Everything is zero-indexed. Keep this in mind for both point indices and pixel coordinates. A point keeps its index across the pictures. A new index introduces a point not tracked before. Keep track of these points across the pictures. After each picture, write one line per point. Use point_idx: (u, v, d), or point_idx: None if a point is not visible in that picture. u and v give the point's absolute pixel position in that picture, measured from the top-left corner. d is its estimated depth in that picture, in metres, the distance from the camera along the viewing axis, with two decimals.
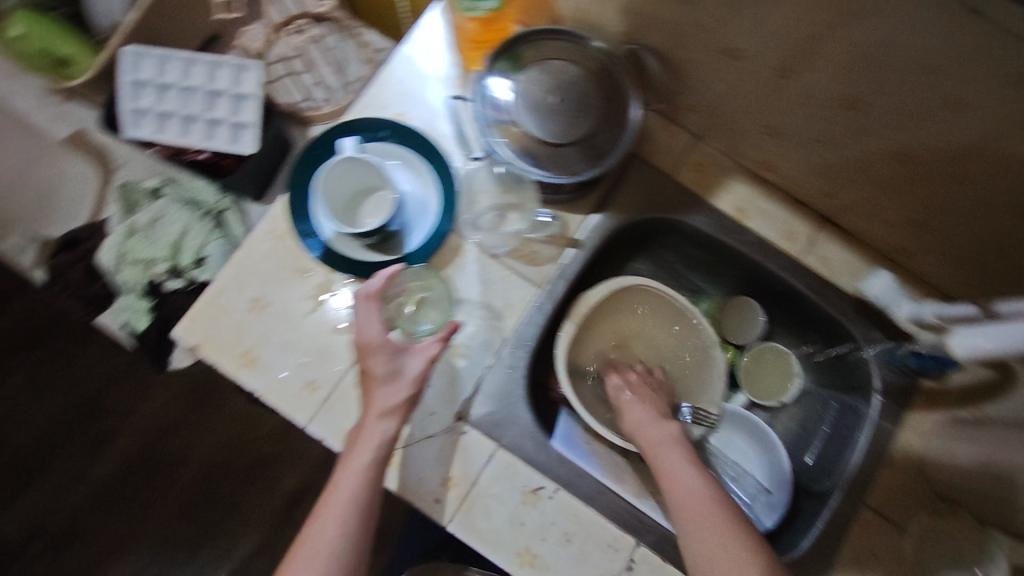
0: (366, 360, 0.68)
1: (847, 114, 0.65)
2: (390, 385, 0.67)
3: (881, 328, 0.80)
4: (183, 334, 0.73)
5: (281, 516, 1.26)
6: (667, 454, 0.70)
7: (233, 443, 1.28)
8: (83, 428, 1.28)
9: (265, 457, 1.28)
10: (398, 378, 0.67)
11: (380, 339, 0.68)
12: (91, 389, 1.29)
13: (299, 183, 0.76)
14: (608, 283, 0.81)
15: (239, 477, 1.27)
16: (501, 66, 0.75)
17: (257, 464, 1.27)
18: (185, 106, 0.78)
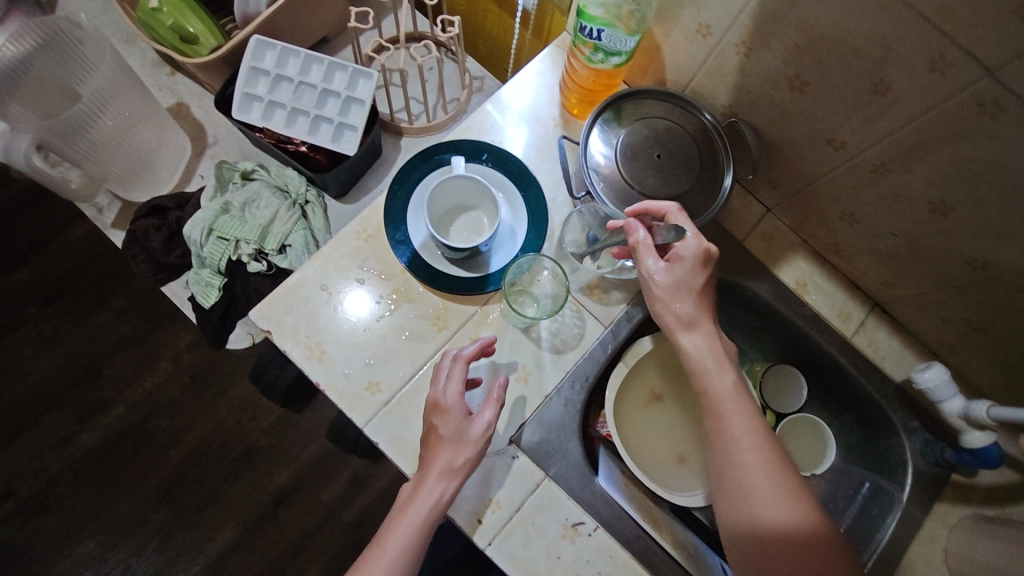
0: (436, 419, 0.65)
1: (933, 218, 0.64)
2: (456, 446, 0.64)
3: (920, 418, 0.79)
4: (259, 318, 0.71)
5: (264, 511, 1.34)
6: (716, 380, 0.63)
7: (229, 425, 1.37)
8: (98, 382, 1.36)
9: (257, 448, 1.37)
10: (464, 441, 0.64)
11: (455, 402, 0.65)
12: (113, 345, 1.37)
13: (396, 191, 0.75)
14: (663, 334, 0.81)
15: (230, 464, 1.35)
16: (606, 116, 0.75)
17: (247, 455, 1.36)
18: (297, 100, 0.80)
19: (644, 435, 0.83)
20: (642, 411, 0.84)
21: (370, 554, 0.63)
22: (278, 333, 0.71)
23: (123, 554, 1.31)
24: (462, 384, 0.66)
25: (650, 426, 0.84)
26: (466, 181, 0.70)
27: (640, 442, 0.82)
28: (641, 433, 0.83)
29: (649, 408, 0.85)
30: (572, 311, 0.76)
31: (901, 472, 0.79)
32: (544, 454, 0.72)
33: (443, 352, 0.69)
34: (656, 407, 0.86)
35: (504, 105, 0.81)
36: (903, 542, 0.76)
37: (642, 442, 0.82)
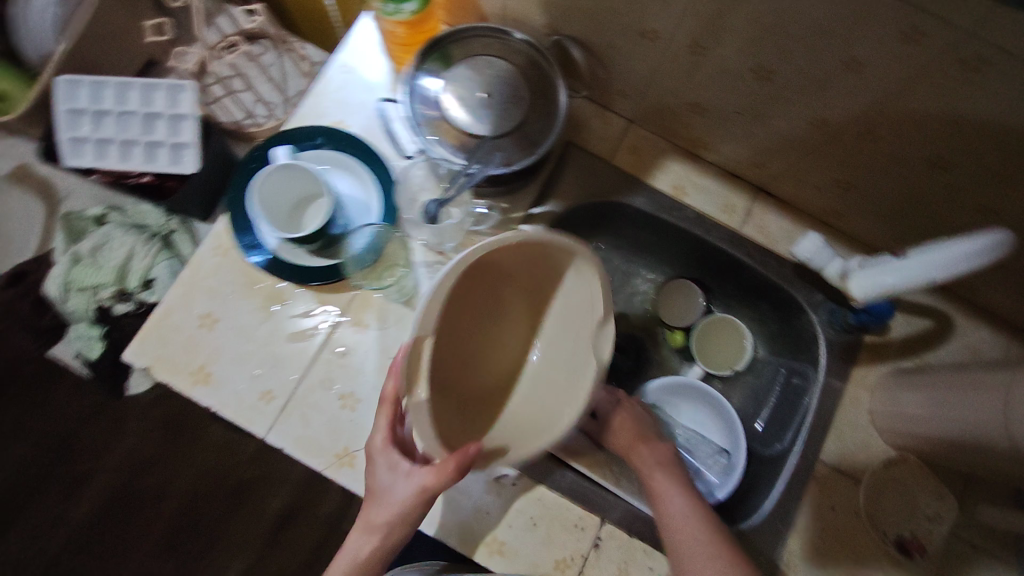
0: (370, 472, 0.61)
1: (760, 85, 0.62)
2: (382, 505, 0.59)
3: (822, 289, 0.77)
4: (135, 356, 0.71)
5: (268, 537, 1.43)
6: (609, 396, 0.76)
7: (216, 469, 1.46)
8: (65, 465, 1.46)
9: (245, 480, 1.46)
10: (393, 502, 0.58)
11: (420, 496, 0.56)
12: (69, 429, 1.46)
13: (238, 198, 0.72)
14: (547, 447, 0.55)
15: (222, 506, 1.45)
16: (429, 66, 0.72)
17: (238, 489, 1.45)
18: (122, 131, 0.77)
19: (491, 258, 0.57)
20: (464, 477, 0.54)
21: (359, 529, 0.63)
22: (158, 367, 0.71)
23: None
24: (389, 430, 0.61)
25: (499, 254, 0.57)
26: (298, 172, 0.67)
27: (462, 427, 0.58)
28: (491, 261, 0.58)
29: (549, 267, 0.60)
30: None
31: (816, 348, 0.79)
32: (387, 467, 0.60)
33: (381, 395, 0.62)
34: (529, 250, 0.58)
35: (340, 82, 0.79)
36: (828, 414, 0.76)
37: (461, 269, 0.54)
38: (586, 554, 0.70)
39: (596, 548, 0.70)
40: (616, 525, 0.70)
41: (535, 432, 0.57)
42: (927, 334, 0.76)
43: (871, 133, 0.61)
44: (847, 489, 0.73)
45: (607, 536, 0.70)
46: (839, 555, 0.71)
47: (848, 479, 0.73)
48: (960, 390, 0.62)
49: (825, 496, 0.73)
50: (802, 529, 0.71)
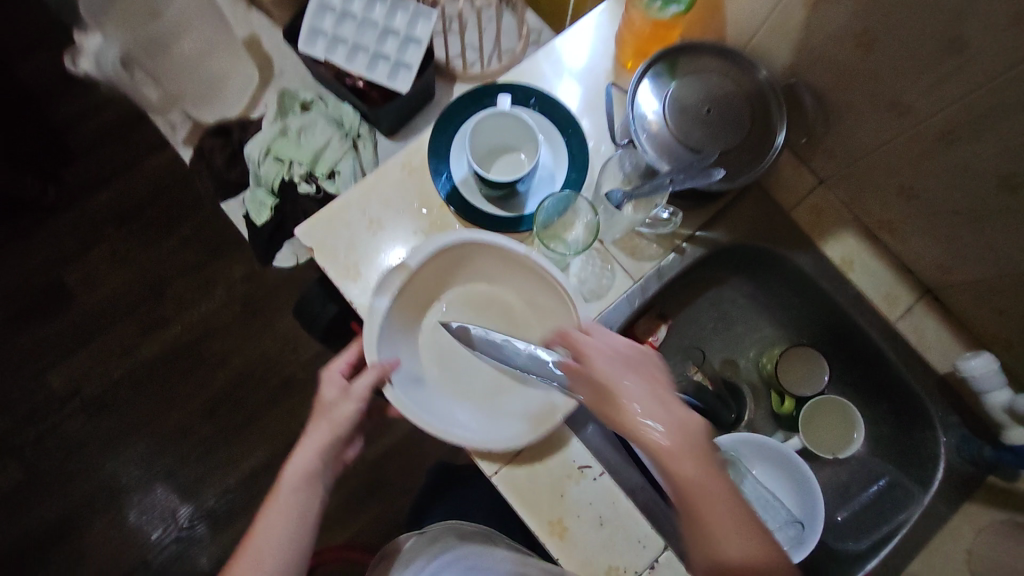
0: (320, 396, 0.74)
1: (999, 194, 0.60)
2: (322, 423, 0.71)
3: (960, 412, 0.74)
4: (304, 235, 0.75)
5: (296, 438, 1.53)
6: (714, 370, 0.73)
7: (275, 359, 1.56)
8: (151, 304, 1.58)
9: (296, 380, 1.56)
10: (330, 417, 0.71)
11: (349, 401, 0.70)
12: (167, 274, 1.59)
13: (444, 129, 0.76)
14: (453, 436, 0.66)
15: (268, 394, 1.55)
16: (659, 67, 0.72)
17: (287, 384, 1.55)
18: (357, 37, 0.82)
19: (469, 257, 0.73)
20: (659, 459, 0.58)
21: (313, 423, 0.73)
22: (320, 251, 0.75)
23: (174, 456, 1.54)
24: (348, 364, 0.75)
25: (467, 267, 0.74)
26: (515, 121, 0.71)
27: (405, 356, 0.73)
28: (475, 266, 0.74)
29: (535, 306, 0.75)
30: (600, 261, 0.77)
31: (930, 467, 0.76)
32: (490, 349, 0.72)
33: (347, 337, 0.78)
34: (517, 270, 0.73)
35: (559, 53, 0.79)
36: (919, 538, 0.73)
37: (438, 251, 0.70)
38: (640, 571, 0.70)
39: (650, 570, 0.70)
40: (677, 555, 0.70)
41: (441, 419, 0.68)
42: None
43: None
44: None
45: (665, 562, 0.70)
46: None
47: None
48: None
49: None
50: None
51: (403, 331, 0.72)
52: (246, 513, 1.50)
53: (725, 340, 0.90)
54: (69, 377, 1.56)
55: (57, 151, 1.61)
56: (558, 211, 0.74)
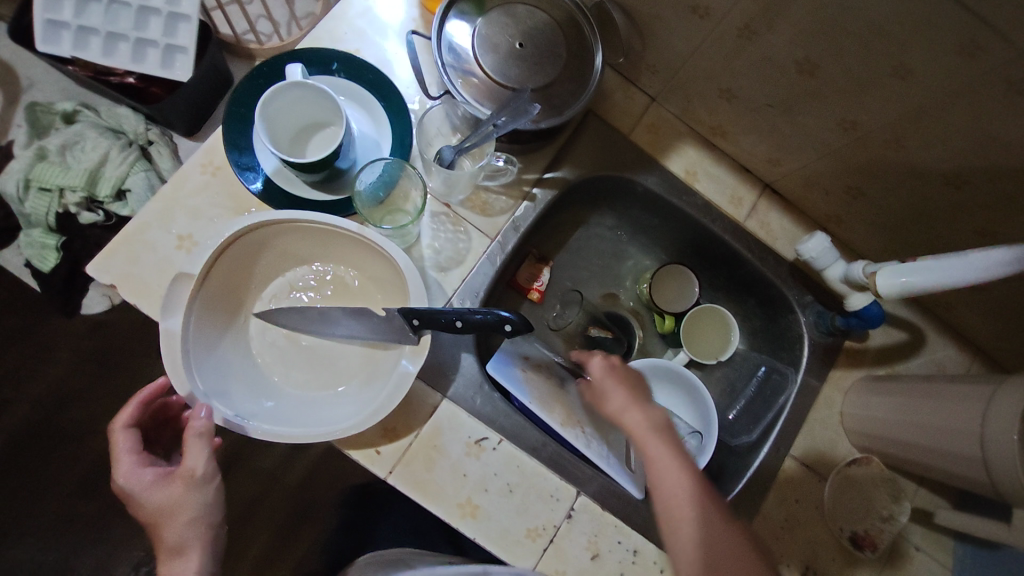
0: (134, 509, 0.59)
1: (801, 79, 0.62)
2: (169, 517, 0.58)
3: (812, 291, 0.80)
4: (101, 273, 0.64)
5: None
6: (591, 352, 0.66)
7: None
8: None
9: None
10: (170, 510, 0.58)
11: (190, 483, 0.57)
12: None
13: (239, 115, 0.67)
14: (303, 436, 0.58)
15: None
16: (462, 7, 0.67)
17: None
18: (110, 23, 0.69)
19: (281, 237, 0.64)
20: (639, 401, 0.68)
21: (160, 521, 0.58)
22: (124, 285, 0.64)
23: (57, 550, 1.34)
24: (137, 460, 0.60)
25: (273, 251, 0.65)
26: (309, 92, 0.62)
27: (234, 368, 0.63)
28: (281, 248, 0.65)
29: (364, 270, 0.67)
30: (451, 225, 0.72)
31: (797, 347, 0.81)
32: (326, 327, 0.65)
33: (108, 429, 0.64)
34: (328, 238, 0.65)
35: (360, 9, 0.72)
36: (802, 413, 0.78)
37: (223, 245, 0.60)
38: (558, 524, 0.69)
39: (569, 519, 0.70)
40: (590, 499, 0.70)
41: (285, 422, 0.60)
42: (901, 346, 0.80)
43: (896, 143, 0.61)
44: (810, 484, 0.76)
45: (580, 508, 0.70)
46: (798, 544, 0.74)
47: (813, 473, 0.77)
48: (931, 400, 0.66)
49: (791, 489, 0.76)
50: (767, 516, 0.75)
51: (221, 344, 0.62)
52: None
53: (603, 274, 0.90)
54: None
55: None
56: (386, 183, 0.68)
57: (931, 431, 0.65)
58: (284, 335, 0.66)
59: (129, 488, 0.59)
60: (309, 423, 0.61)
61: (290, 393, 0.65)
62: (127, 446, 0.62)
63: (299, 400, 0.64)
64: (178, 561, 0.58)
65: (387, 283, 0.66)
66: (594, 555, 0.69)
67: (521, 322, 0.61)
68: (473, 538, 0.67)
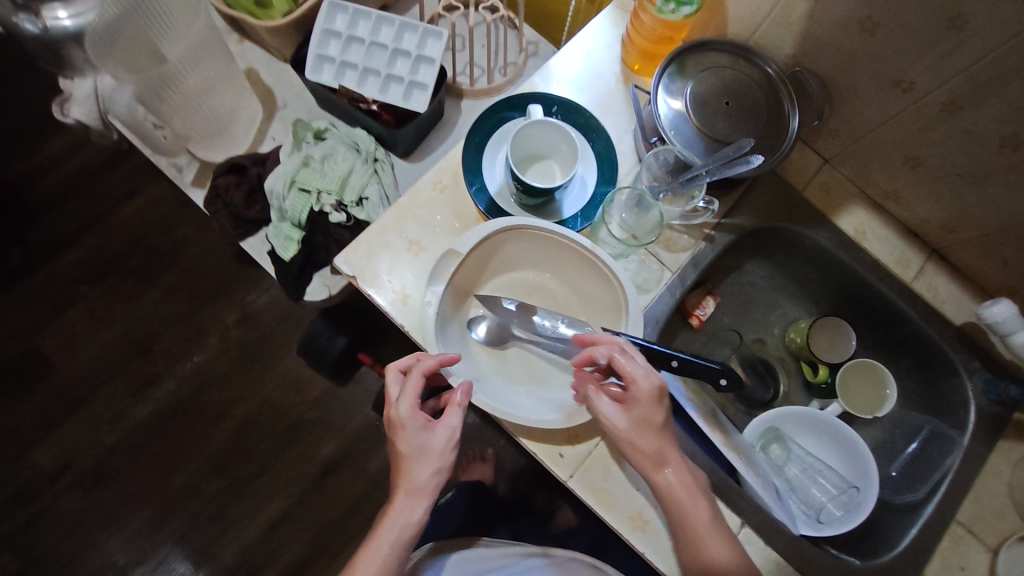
0: (395, 439, 0.65)
1: (1002, 152, 0.66)
2: (423, 461, 0.64)
3: (982, 358, 0.80)
4: (347, 263, 0.74)
5: (310, 484, 1.45)
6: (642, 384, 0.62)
7: (275, 403, 1.49)
8: (133, 362, 1.49)
9: (302, 422, 1.48)
10: (427, 455, 0.64)
11: (452, 439, 0.65)
12: (148, 329, 1.50)
13: (474, 144, 0.77)
14: (516, 415, 0.66)
15: (274, 441, 1.47)
16: (672, 70, 0.76)
17: (292, 428, 1.48)
18: (368, 61, 0.83)
19: (512, 244, 0.72)
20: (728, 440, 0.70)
21: (404, 458, 0.64)
22: (363, 278, 0.74)
23: (180, 522, 1.43)
24: (416, 398, 0.65)
25: (502, 256, 0.74)
26: (547, 128, 0.72)
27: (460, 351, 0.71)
28: (504, 254, 0.74)
29: (572, 285, 0.75)
30: (640, 258, 0.79)
31: (961, 412, 0.81)
32: (533, 331, 0.72)
33: (386, 366, 0.67)
34: (551, 251, 0.73)
35: (573, 62, 0.82)
36: (967, 479, 0.78)
37: (479, 243, 0.69)
38: None
39: None
40: (753, 531, 0.72)
41: (502, 403, 0.68)
42: None
43: None
44: (977, 553, 0.75)
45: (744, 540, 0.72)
46: None
47: (979, 542, 0.75)
48: None
49: (954, 554, 0.75)
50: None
51: (451, 327, 0.71)
52: (268, 569, 1.41)
53: (755, 319, 0.94)
54: (54, 453, 1.45)
55: (14, 211, 1.52)
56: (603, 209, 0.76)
57: None
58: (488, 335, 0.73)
59: (410, 425, 0.64)
60: (523, 411, 0.67)
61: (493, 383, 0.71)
62: (391, 380, 0.67)
63: (501, 388, 0.70)
64: (415, 499, 0.64)
65: (594, 297, 0.74)
66: None
67: (732, 372, 0.70)
68: (643, 552, 0.70)
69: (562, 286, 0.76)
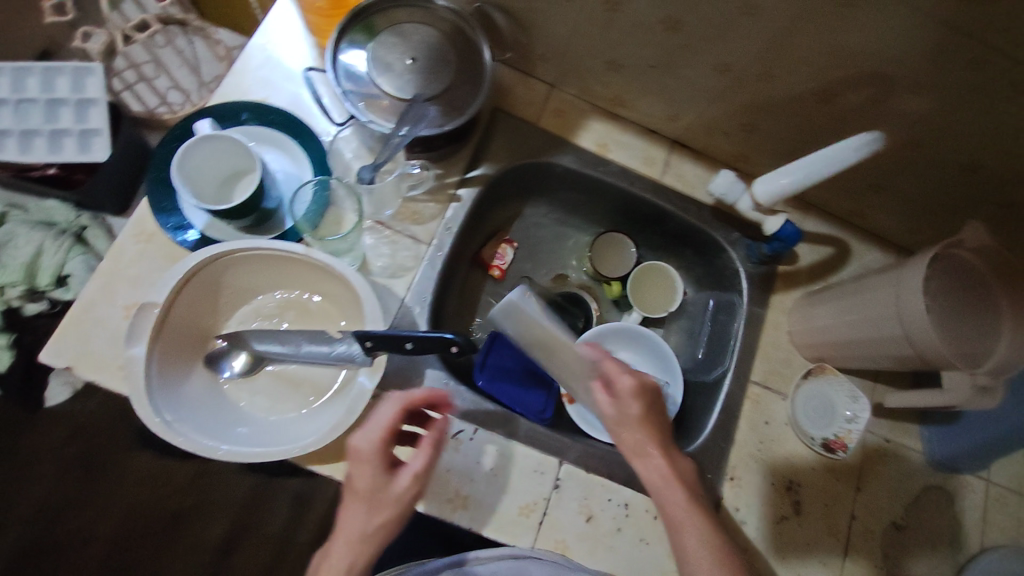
0: (354, 477, 0.58)
1: (670, 36, 0.67)
2: (369, 508, 0.57)
3: (737, 228, 0.85)
4: (53, 356, 0.65)
5: None
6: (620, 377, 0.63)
7: None
8: None
9: None
10: (382, 500, 0.57)
11: (412, 482, 0.58)
12: None
13: (163, 179, 0.70)
14: (275, 451, 0.61)
15: None
16: (353, 37, 0.71)
17: None
18: (22, 121, 0.74)
19: (232, 273, 0.66)
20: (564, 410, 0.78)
21: (365, 500, 0.57)
22: (79, 365, 0.65)
23: None
24: (391, 427, 0.59)
25: (229, 288, 0.68)
26: (223, 142, 0.66)
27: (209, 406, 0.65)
28: (232, 285, 0.68)
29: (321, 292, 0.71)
30: (389, 243, 0.76)
31: (736, 280, 0.86)
32: (286, 353, 0.68)
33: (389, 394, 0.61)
34: (280, 266, 0.68)
35: (258, 61, 0.77)
36: (753, 341, 0.83)
37: (181, 282, 0.62)
38: (547, 496, 0.72)
39: (557, 489, 0.72)
40: (574, 465, 0.74)
41: (266, 443, 0.63)
42: (830, 259, 0.85)
43: (767, 74, 0.67)
44: (776, 404, 0.81)
45: (566, 477, 0.73)
46: (775, 461, 0.79)
47: (776, 393, 0.82)
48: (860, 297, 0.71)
49: (757, 412, 0.81)
50: (741, 442, 0.79)
51: (189, 384, 0.64)
52: None
53: (546, 258, 0.94)
54: None
55: None
56: (320, 206, 0.71)
57: (862, 320, 0.71)
58: (242, 376, 0.68)
59: (382, 457, 0.58)
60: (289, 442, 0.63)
61: (258, 422, 0.66)
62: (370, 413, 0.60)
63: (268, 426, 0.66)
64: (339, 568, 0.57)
65: (342, 297, 0.70)
66: (590, 516, 0.72)
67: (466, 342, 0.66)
68: (470, 528, 0.70)
69: (312, 297, 0.71)
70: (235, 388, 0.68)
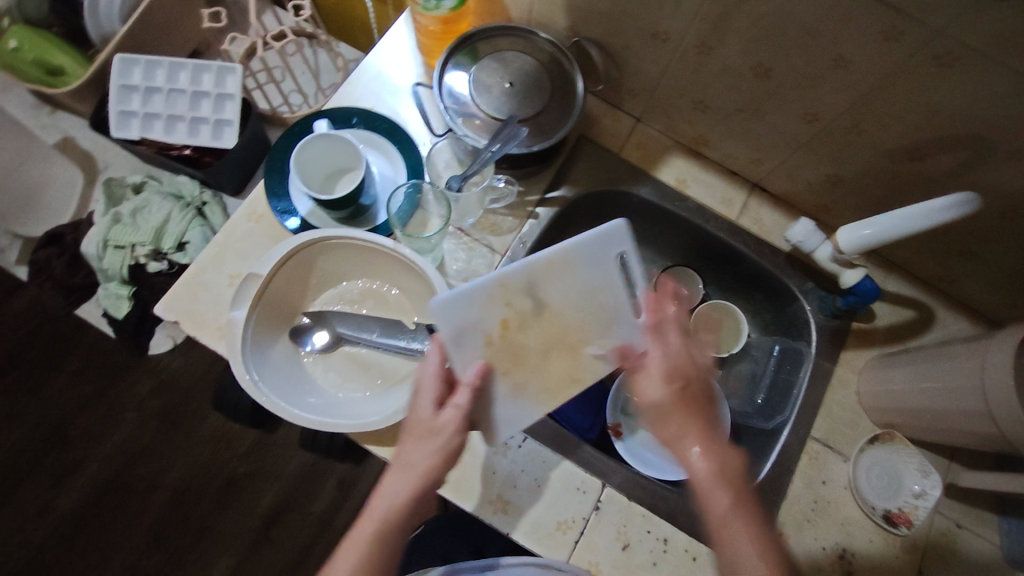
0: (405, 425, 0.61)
1: (759, 82, 0.69)
2: (413, 449, 0.58)
3: (813, 278, 0.83)
4: (167, 310, 0.73)
5: None
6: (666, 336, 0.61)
7: None
8: None
9: None
10: (426, 436, 0.58)
11: (452, 422, 0.58)
12: None
13: (278, 168, 0.79)
14: (340, 425, 0.65)
15: None
16: (459, 59, 0.78)
17: None
18: (171, 107, 0.87)
19: (326, 256, 0.73)
20: (526, 298, 0.64)
21: (410, 447, 0.58)
22: (186, 321, 0.73)
23: None
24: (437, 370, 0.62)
25: (320, 270, 0.74)
26: (335, 140, 0.73)
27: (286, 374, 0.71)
28: (323, 268, 0.74)
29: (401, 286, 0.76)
30: (467, 249, 0.80)
31: (806, 332, 0.84)
32: (362, 337, 0.73)
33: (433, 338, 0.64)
34: (368, 257, 0.74)
35: (372, 73, 0.85)
36: (818, 396, 0.80)
37: (283, 259, 0.69)
38: (586, 517, 0.72)
39: (597, 511, 0.73)
40: (616, 490, 0.73)
41: (333, 415, 0.68)
42: (911, 323, 0.82)
43: (856, 127, 0.67)
44: (836, 465, 0.78)
45: (607, 500, 0.73)
46: (828, 525, 0.75)
47: (835, 453, 0.78)
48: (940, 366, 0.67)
49: (814, 470, 0.77)
50: (794, 498, 0.76)
51: (274, 351, 0.71)
52: None
53: None
54: None
55: None
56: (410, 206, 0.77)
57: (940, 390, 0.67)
58: (321, 351, 0.74)
59: (421, 398, 0.60)
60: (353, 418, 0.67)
61: (328, 396, 0.71)
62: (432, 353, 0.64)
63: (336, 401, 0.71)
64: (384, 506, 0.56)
65: (418, 293, 0.75)
66: (626, 544, 0.72)
67: None
68: (507, 533, 0.71)
69: (392, 289, 0.77)
70: (313, 362, 0.74)
